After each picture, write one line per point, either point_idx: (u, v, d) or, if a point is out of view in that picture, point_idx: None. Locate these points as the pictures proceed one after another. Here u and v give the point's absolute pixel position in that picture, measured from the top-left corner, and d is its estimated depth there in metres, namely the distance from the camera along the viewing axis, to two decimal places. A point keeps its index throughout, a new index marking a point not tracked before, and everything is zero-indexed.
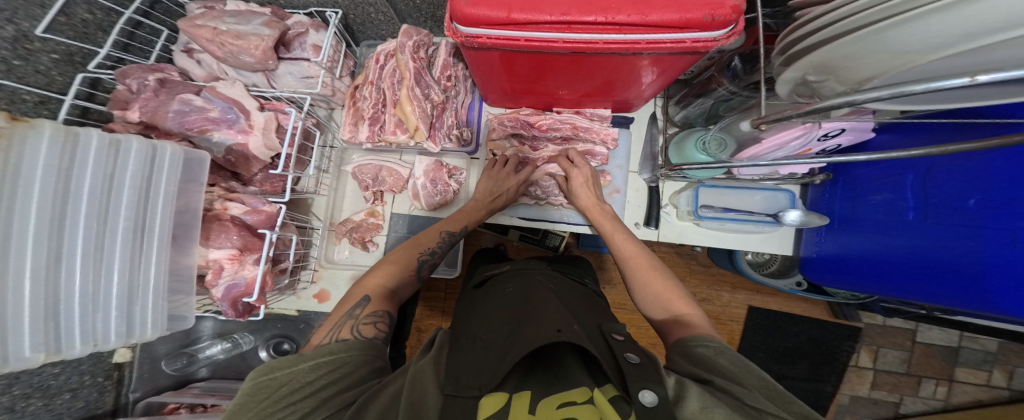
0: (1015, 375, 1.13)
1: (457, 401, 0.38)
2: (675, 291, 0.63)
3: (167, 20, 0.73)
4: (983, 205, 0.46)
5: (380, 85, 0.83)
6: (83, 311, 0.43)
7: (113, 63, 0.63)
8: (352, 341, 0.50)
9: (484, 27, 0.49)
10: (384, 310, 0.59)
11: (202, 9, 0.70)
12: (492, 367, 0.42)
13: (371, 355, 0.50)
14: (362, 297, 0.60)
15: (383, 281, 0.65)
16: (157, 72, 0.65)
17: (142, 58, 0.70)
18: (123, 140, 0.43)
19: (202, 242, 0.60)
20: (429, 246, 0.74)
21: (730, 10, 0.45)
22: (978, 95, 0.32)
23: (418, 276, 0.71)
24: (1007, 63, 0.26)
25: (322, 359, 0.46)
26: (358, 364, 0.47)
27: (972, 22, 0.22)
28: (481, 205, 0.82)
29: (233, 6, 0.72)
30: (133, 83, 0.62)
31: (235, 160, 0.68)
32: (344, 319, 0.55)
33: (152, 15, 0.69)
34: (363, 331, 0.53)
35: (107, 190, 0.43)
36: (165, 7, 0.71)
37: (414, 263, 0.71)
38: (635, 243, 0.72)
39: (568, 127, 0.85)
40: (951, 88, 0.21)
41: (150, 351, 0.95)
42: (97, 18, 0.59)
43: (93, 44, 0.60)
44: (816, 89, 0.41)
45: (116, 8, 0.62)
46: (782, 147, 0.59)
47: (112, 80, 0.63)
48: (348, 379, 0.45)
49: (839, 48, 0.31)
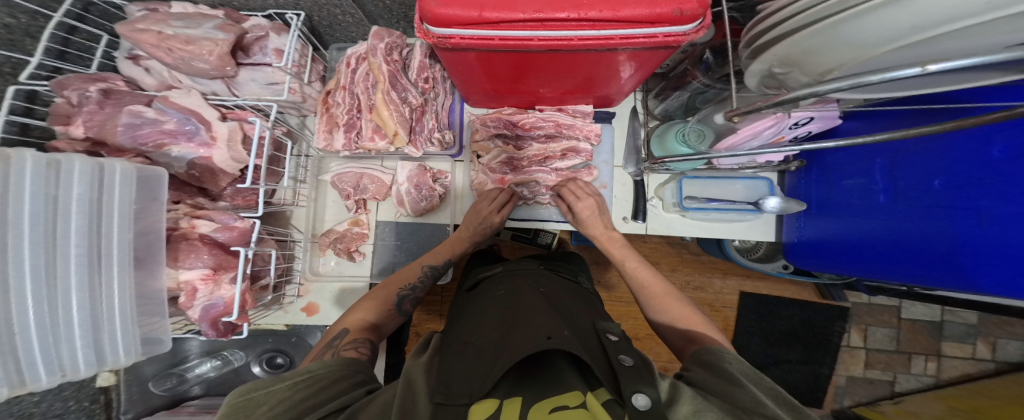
0: (998, 346, 1.14)
1: (447, 408, 0.36)
2: (695, 318, 0.61)
3: (106, 24, 0.70)
4: (948, 186, 0.46)
5: (353, 90, 0.82)
6: (43, 344, 0.42)
7: (49, 73, 0.60)
8: (331, 360, 0.49)
9: (456, 27, 0.48)
10: (365, 337, 0.58)
11: (144, 11, 0.67)
12: (483, 373, 0.41)
13: (350, 370, 0.48)
14: (340, 331, 0.59)
15: (366, 315, 0.64)
16: (99, 83, 0.63)
17: (81, 66, 0.68)
18: (63, 160, 0.41)
19: (170, 263, 0.58)
20: (411, 281, 0.73)
21: (698, 3, 0.44)
22: (931, 83, 0.32)
23: (398, 311, 0.69)
24: (957, 51, 0.26)
25: (299, 378, 0.45)
26: (336, 379, 0.46)
27: (918, 14, 0.22)
28: (465, 237, 0.81)
29: (180, 9, 0.70)
30: (73, 95, 0.59)
31: (200, 175, 0.66)
32: (325, 350, 0.53)
33: (87, 19, 0.66)
34: (345, 355, 0.51)
35: (52, 215, 0.41)
36: (102, 10, 0.68)
37: (394, 298, 0.69)
38: (648, 267, 0.72)
39: (552, 125, 0.85)
40: (906, 77, 0.23)
41: (137, 372, 0.91)
42: (21, 23, 0.56)
43: (22, 52, 0.57)
44: (782, 80, 0.41)
45: (44, 11, 0.59)
46: (757, 137, 0.59)
47: (50, 92, 0.60)
48: (327, 392, 0.43)
49: (800, 40, 0.31)
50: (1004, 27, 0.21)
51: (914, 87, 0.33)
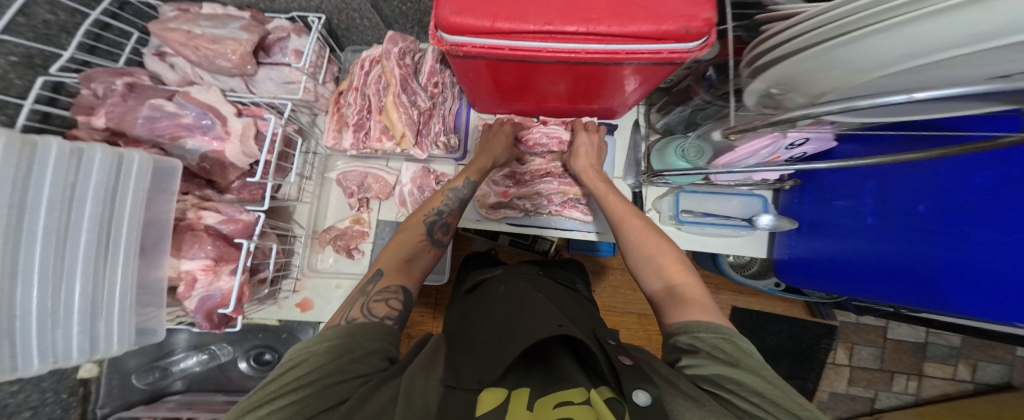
0: (978, 368, 1.18)
1: (457, 393, 0.38)
2: (670, 256, 0.61)
3: (138, 22, 0.72)
4: (933, 210, 0.49)
5: (365, 92, 0.83)
6: (43, 329, 0.42)
7: (78, 66, 0.62)
8: (364, 322, 0.47)
9: (469, 36, 0.49)
10: (399, 285, 0.55)
11: (175, 12, 0.69)
12: (493, 365, 0.44)
13: (385, 343, 0.46)
14: (375, 271, 0.57)
15: (400, 252, 0.61)
16: (125, 77, 0.64)
17: (110, 61, 0.68)
18: (85, 149, 0.42)
19: (173, 252, 0.59)
20: (436, 206, 0.70)
21: (703, 22, 0.46)
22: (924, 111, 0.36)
23: (430, 240, 0.65)
24: (940, 82, 0.29)
25: (339, 341, 0.43)
26: (368, 351, 0.43)
27: (909, 42, 0.24)
28: (487, 155, 0.81)
29: (209, 9, 0.71)
30: (99, 88, 0.60)
31: (210, 168, 0.66)
32: (357, 297, 0.52)
33: (121, 16, 0.68)
34: (375, 310, 0.49)
35: (69, 201, 0.41)
36: (135, 8, 0.70)
37: (424, 227, 0.66)
38: (626, 203, 0.73)
39: (555, 141, 0.90)
40: (895, 103, 0.26)
41: (120, 365, 0.90)
42: (60, 19, 0.58)
43: (56, 46, 0.58)
44: (780, 101, 0.43)
45: (82, 9, 0.61)
46: (754, 155, 0.61)
47: (77, 84, 0.61)
48: (358, 368, 0.40)
49: (797, 63, 0.33)
50: (983, 61, 0.24)
51: (902, 114, 0.38)
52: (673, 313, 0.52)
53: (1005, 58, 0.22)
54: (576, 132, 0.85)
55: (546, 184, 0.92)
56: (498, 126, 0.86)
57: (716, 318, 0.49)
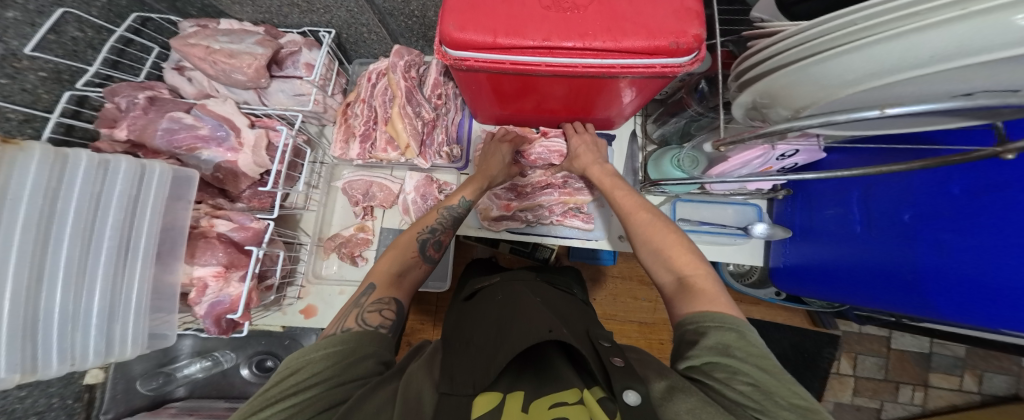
0: (984, 379, 1.16)
1: (451, 399, 0.39)
2: (678, 246, 0.62)
3: (159, 37, 0.76)
4: (914, 218, 0.51)
5: (371, 103, 0.86)
6: (63, 331, 0.43)
7: (101, 81, 0.65)
8: (356, 329, 0.49)
9: (472, 50, 0.52)
10: (391, 297, 0.57)
11: (195, 27, 0.73)
12: (485, 367, 0.44)
13: (376, 347, 0.47)
14: (367, 285, 0.59)
15: (391, 266, 0.63)
16: (147, 91, 0.67)
17: (131, 75, 0.72)
18: (111, 160, 0.45)
19: (187, 259, 0.61)
20: (430, 224, 0.72)
21: (692, 38, 0.49)
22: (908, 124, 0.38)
23: (422, 256, 0.67)
24: (909, 97, 0.31)
25: (333, 349, 0.44)
26: (363, 355, 0.45)
27: (876, 62, 0.26)
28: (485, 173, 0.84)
29: (226, 25, 0.76)
30: (122, 101, 0.64)
31: (223, 177, 0.69)
32: (350, 308, 0.54)
33: (143, 32, 0.72)
34: (369, 318, 0.51)
35: (94, 208, 0.44)
36: (157, 25, 0.74)
37: (416, 243, 0.68)
38: (635, 196, 0.74)
39: (555, 154, 0.93)
40: (867, 117, 0.28)
41: (125, 370, 0.92)
42: (87, 36, 0.62)
43: (81, 61, 0.62)
44: (765, 114, 0.45)
45: (108, 26, 0.65)
46: (746, 165, 0.63)
47: (100, 98, 0.65)
48: (354, 370, 0.42)
49: (779, 78, 0.36)
50: (943, 80, 0.25)
51: (885, 127, 0.40)
52: (681, 305, 0.53)
53: (963, 76, 0.24)
54: (569, 136, 0.87)
55: (546, 194, 0.93)
56: (496, 141, 0.88)
57: (726, 309, 0.49)
